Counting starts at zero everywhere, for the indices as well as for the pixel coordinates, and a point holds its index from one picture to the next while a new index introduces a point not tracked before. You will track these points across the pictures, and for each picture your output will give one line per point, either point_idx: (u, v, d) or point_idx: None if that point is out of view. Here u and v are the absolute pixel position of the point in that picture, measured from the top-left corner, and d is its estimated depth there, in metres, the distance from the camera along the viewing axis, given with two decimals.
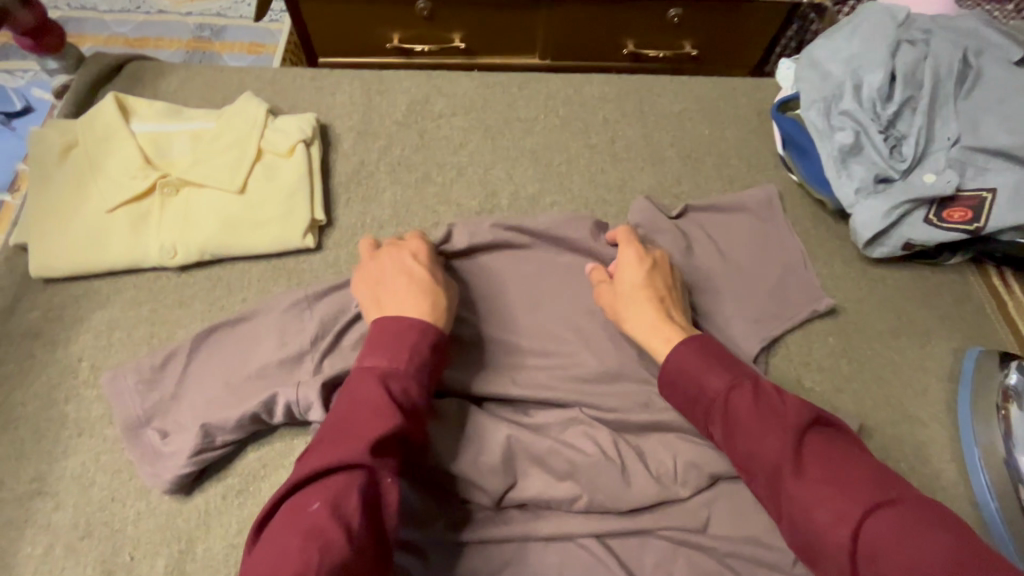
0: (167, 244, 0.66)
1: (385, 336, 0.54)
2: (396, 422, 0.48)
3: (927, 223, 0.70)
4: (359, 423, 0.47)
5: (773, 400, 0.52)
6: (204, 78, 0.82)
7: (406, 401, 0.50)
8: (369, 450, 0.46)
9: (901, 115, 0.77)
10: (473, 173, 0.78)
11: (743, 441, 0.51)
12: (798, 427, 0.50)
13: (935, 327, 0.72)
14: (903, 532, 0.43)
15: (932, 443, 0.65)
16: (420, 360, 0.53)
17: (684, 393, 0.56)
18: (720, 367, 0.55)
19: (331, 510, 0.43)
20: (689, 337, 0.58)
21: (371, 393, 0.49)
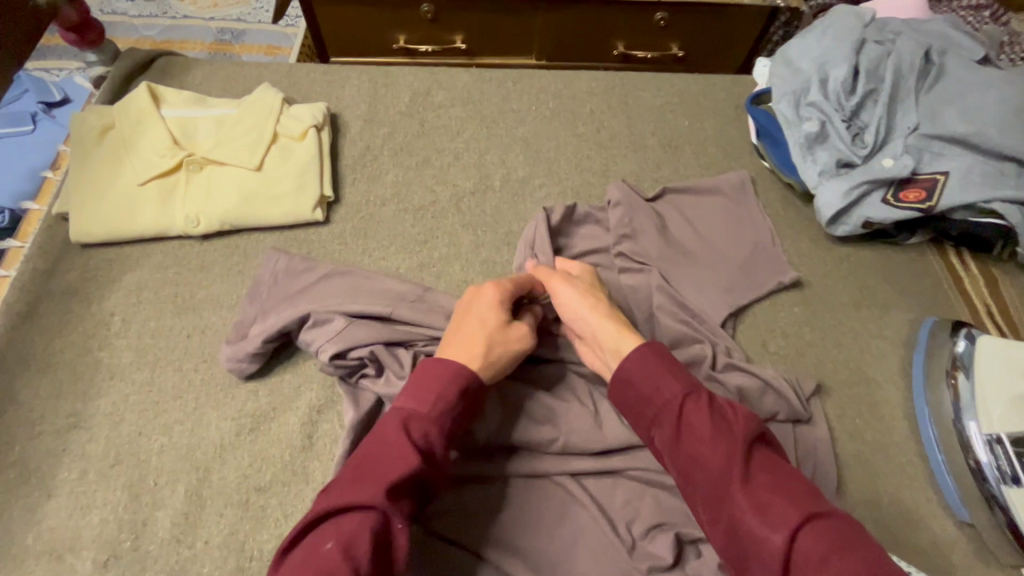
0: (191, 215, 0.73)
1: (423, 377, 0.55)
2: (413, 466, 0.49)
3: (885, 203, 0.76)
4: (381, 466, 0.49)
5: (725, 412, 0.53)
6: (226, 72, 0.90)
7: (425, 445, 0.51)
8: (385, 492, 0.47)
9: (864, 106, 0.83)
10: (468, 158, 0.85)
11: (693, 448, 0.51)
12: (748, 438, 0.51)
13: (895, 300, 0.77)
14: (833, 541, 0.45)
15: (886, 404, 0.70)
16: (448, 407, 0.53)
17: (639, 397, 0.56)
18: (678, 375, 0.56)
19: (343, 551, 0.43)
20: (649, 344, 0.59)
21: (394, 436, 0.50)
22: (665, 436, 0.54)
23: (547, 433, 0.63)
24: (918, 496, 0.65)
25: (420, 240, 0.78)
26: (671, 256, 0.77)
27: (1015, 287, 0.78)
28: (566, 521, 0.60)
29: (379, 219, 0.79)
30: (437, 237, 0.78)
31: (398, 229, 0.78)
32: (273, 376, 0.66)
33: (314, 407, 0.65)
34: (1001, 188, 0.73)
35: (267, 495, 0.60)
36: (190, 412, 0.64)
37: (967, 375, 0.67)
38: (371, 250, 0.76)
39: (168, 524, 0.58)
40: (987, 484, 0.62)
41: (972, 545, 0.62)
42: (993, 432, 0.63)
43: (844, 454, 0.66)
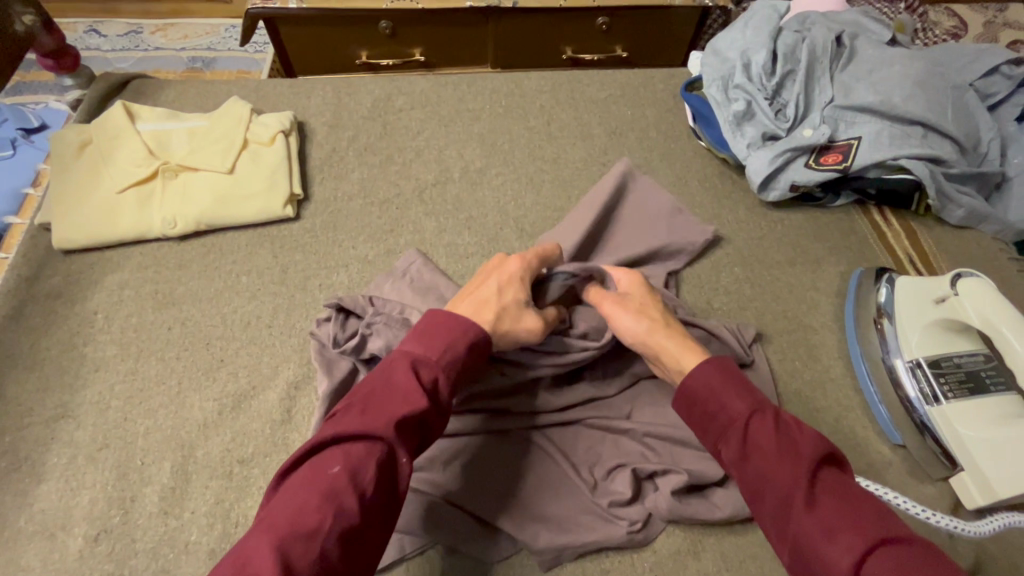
0: (168, 217, 0.78)
1: (434, 328, 0.57)
2: (419, 408, 0.52)
3: (808, 167, 0.84)
4: (389, 404, 0.52)
5: (792, 429, 0.53)
6: (197, 90, 0.97)
7: (432, 389, 0.54)
8: (393, 429, 0.50)
9: (785, 85, 0.91)
10: (429, 154, 0.92)
11: (757, 464, 0.52)
12: (816, 458, 0.50)
13: (826, 256, 0.84)
14: (904, 568, 0.43)
15: (823, 347, 0.76)
16: (455, 354, 0.56)
17: (703, 410, 0.57)
18: (744, 392, 0.56)
19: (350, 477, 0.47)
20: (715, 359, 0.59)
21: (402, 378, 0.53)
22: (729, 450, 0.54)
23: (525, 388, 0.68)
24: (855, 425, 0.70)
25: (386, 230, 0.83)
26: (605, 230, 0.82)
27: (933, 237, 0.86)
28: (535, 469, 0.64)
29: (346, 213, 0.84)
30: (402, 226, 0.84)
31: (365, 221, 0.84)
32: (251, 358, 0.70)
33: (291, 383, 0.69)
34: (907, 147, 0.82)
35: (250, 465, 0.63)
36: (173, 395, 0.67)
37: (890, 318, 0.73)
38: (340, 241, 0.81)
39: (155, 498, 0.61)
40: (913, 407, 0.68)
41: (906, 465, 0.67)
42: (913, 356, 0.69)
43: (787, 393, 0.72)
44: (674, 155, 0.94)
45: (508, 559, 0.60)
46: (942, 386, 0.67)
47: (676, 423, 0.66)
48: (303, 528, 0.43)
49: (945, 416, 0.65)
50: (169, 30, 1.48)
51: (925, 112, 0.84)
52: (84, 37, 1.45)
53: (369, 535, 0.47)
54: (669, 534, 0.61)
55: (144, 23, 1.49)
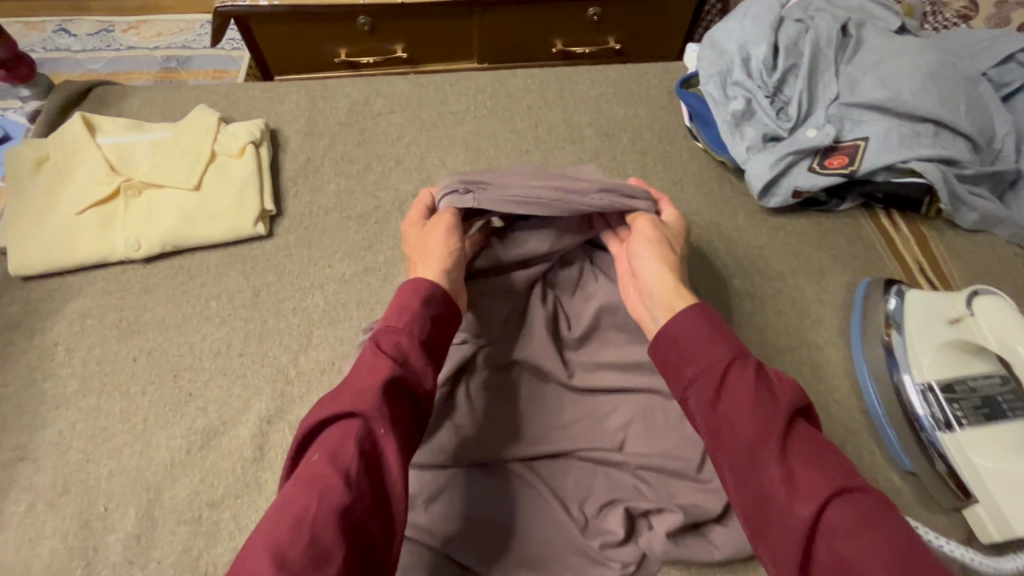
0: (131, 238, 0.73)
1: (395, 304, 0.58)
2: (388, 377, 0.51)
3: (811, 171, 0.79)
4: (357, 382, 0.51)
5: (770, 379, 0.52)
6: (164, 97, 0.91)
7: (399, 355, 0.54)
8: (362, 402, 0.50)
9: (787, 81, 0.86)
10: (409, 162, 0.87)
11: (729, 412, 0.51)
12: (790, 408, 0.50)
13: (830, 265, 0.79)
14: (864, 517, 0.44)
15: (827, 364, 0.72)
16: (416, 319, 0.57)
17: (679, 358, 0.55)
18: (725, 342, 0.54)
19: (330, 460, 0.47)
20: (702, 309, 0.57)
21: (368, 354, 0.54)
22: (700, 397, 0.53)
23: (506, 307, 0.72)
24: (862, 450, 0.66)
25: (364, 246, 0.78)
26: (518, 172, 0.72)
27: (944, 242, 0.81)
28: (521, 503, 0.61)
29: (322, 229, 0.80)
30: (381, 241, 0.79)
31: (342, 237, 0.79)
32: (222, 391, 0.67)
33: (264, 418, 0.65)
34: (918, 148, 0.76)
35: (220, 509, 0.60)
36: (139, 434, 0.64)
37: (899, 330, 0.69)
38: (316, 259, 0.77)
39: (119, 547, 0.57)
40: (924, 432, 0.64)
41: (916, 493, 0.63)
42: (925, 379, 0.65)
43: None
44: (668, 158, 0.89)
45: None
46: (955, 411, 0.63)
47: (671, 452, 0.63)
48: (290, 519, 0.43)
49: (958, 444, 0.62)
50: (142, 27, 1.42)
51: (937, 108, 0.78)
52: (53, 37, 1.39)
53: (368, 512, 0.46)
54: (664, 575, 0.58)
55: (115, 21, 1.43)
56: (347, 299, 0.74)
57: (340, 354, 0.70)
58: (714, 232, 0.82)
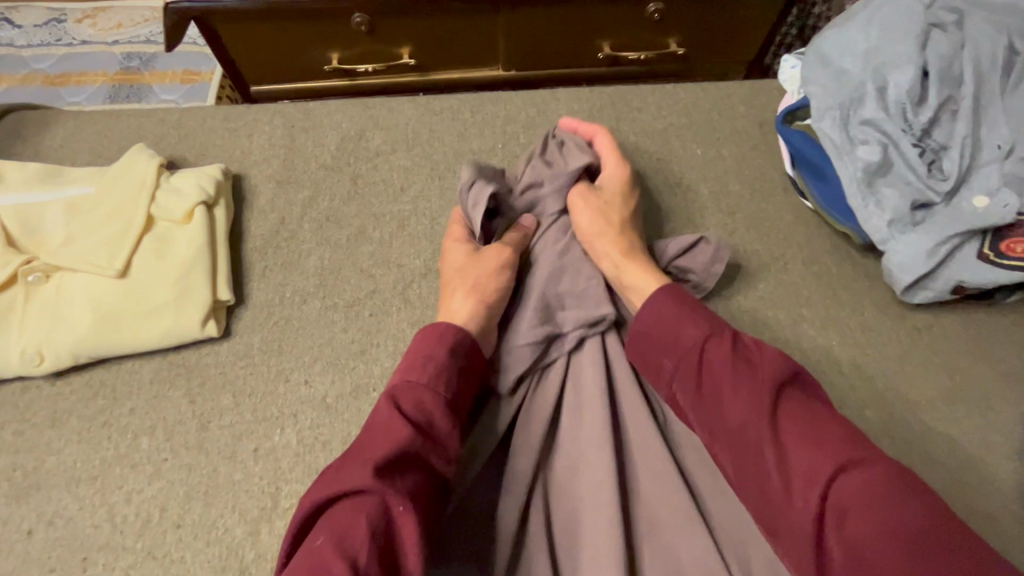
0: (30, 348, 0.53)
1: (413, 351, 0.49)
2: (405, 438, 0.42)
3: (982, 260, 0.56)
4: (368, 444, 0.42)
5: (749, 349, 0.46)
6: (96, 128, 0.70)
7: (422, 415, 0.44)
8: (375, 473, 0.40)
9: (938, 120, 0.62)
10: (417, 223, 0.65)
11: (710, 396, 0.45)
12: (776, 381, 0.43)
13: (999, 385, 0.57)
14: (873, 495, 0.37)
15: (1014, 548, 0.50)
16: (439, 367, 0.47)
17: (654, 345, 0.50)
18: (697, 315, 0.49)
19: (337, 548, 0.37)
20: (665, 286, 0.52)
21: (382, 411, 0.44)
22: (682, 388, 0.47)
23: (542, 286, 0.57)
24: None
25: (354, 351, 0.57)
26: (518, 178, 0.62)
27: None
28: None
29: (298, 324, 0.58)
30: (378, 344, 0.58)
31: (324, 336, 0.58)
32: None
33: None
34: None
35: None
36: None
37: None
38: (289, 372, 0.56)
39: None
40: None
41: None
42: None
43: None
44: (764, 220, 0.66)
45: None
46: None
47: None
48: None
49: None
50: (100, 17, 1.18)
51: None
52: None
53: None
54: None
55: (69, 9, 1.20)
56: (329, 434, 0.53)
57: None
58: (833, 333, 0.59)
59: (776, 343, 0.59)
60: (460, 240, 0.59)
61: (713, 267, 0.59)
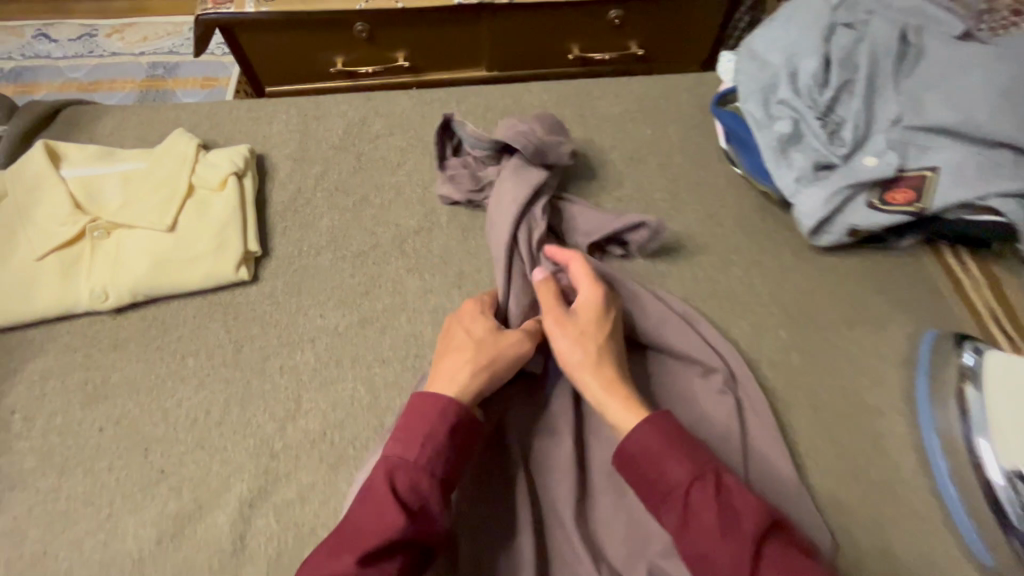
0: (98, 288, 0.65)
1: (411, 423, 0.54)
2: (394, 525, 0.48)
3: (871, 207, 0.69)
4: (363, 527, 0.49)
5: (733, 495, 0.48)
6: (140, 119, 0.82)
7: (414, 498, 0.51)
8: (363, 559, 0.47)
9: (840, 99, 0.75)
10: (412, 191, 0.77)
11: (694, 537, 0.48)
12: (757, 532, 0.46)
13: (890, 312, 0.70)
14: None
15: (891, 434, 0.63)
16: (435, 447, 0.53)
17: (641, 476, 0.52)
18: (682, 452, 0.51)
19: None
20: (651, 416, 0.54)
21: (378, 490, 0.50)
22: (670, 519, 0.50)
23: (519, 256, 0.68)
24: (935, 540, 0.57)
25: (360, 291, 0.70)
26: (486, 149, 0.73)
27: None
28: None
29: (313, 272, 0.71)
30: (380, 286, 0.70)
31: (336, 281, 0.70)
32: (198, 468, 0.59)
33: (246, 501, 0.57)
34: (998, 181, 0.66)
35: None
36: (103, 521, 0.56)
37: (976, 384, 0.60)
38: (307, 308, 0.68)
39: None
40: (1009, 520, 0.55)
41: None
42: (1013, 463, 0.55)
43: (847, 498, 0.59)
44: (702, 185, 0.79)
45: None
46: None
47: None
48: None
49: None
50: (127, 32, 1.33)
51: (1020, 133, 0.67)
52: (33, 43, 1.30)
53: None
54: None
55: (99, 25, 1.34)
56: (341, 355, 0.65)
57: (333, 422, 0.62)
58: (756, 273, 0.72)
59: (708, 282, 0.71)
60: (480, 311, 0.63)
61: (649, 245, 0.70)
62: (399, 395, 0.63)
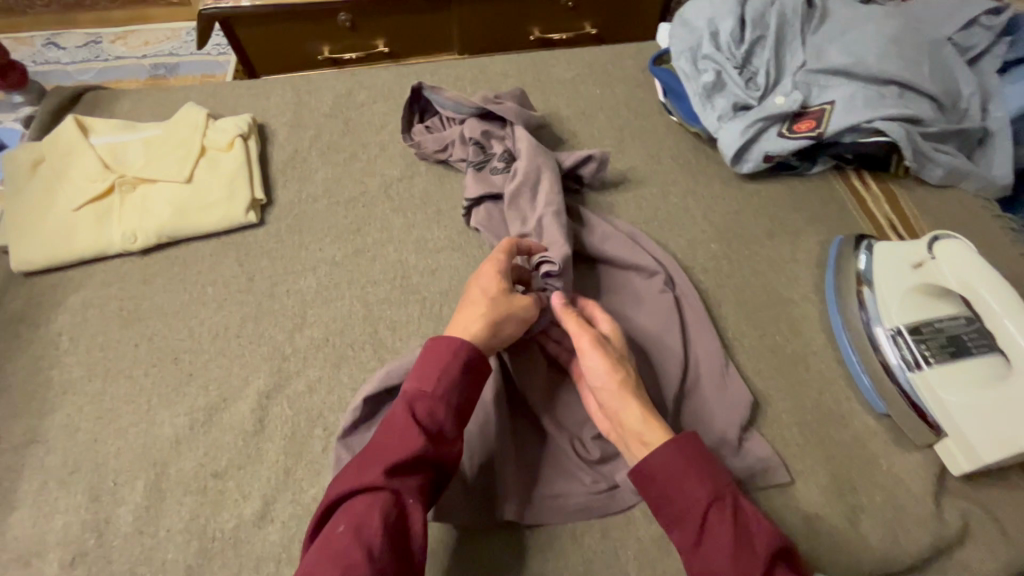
0: (128, 231, 0.76)
1: (430, 359, 0.58)
2: (417, 446, 0.52)
3: (781, 137, 0.82)
4: (386, 449, 0.52)
5: (749, 520, 0.51)
6: (153, 99, 0.94)
7: (433, 426, 0.55)
8: (390, 476, 0.51)
9: (755, 52, 0.88)
10: (394, 148, 0.89)
11: (708, 554, 0.50)
12: (768, 553, 0.49)
13: (804, 225, 0.82)
14: None
15: (804, 319, 0.74)
16: (451, 379, 0.57)
17: (659, 489, 0.54)
18: (703, 475, 0.53)
19: (353, 533, 0.47)
20: (677, 436, 0.55)
21: (400, 419, 0.54)
22: (682, 533, 0.52)
23: (516, 227, 0.76)
24: (840, 396, 0.69)
25: (353, 229, 0.81)
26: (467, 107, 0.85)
27: (913, 199, 0.84)
28: (532, 460, 0.65)
29: (312, 215, 0.82)
30: (370, 224, 0.82)
31: (331, 221, 0.82)
32: (222, 370, 0.69)
33: (263, 392, 0.68)
34: (882, 108, 0.79)
35: (224, 479, 0.63)
36: (144, 414, 0.66)
37: (869, 286, 0.71)
38: (308, 244, 0.80)
39: (130, 518, 0.60)
40: (898, 374, 0.66)
41: (890, 434, 0.66)
42: (893, 325, 0.68)
43: (767, 369, 0.71)
44: (644, 132, 0.91)
45: (490, 561, 0.59)
46: (925, 351, 0.65)
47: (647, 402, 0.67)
48: None
49: (929, 383, 0.64)
50: (130, 38, 1.45)
51: (900, 71, 0.81)
52: (43, 51, 1.43)
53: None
54: (649, 518, 0.61)
55: (104, 33, 1.46)
56: (339, 279, 0.77)
57: (334, 330, 0.73)
58: (690, 200, 0.84)
59: (651, 209, 0.83)
60: (503, 272, 0.65)
61: (599, 174, 0.83)
62: (389, 308, 0.74)
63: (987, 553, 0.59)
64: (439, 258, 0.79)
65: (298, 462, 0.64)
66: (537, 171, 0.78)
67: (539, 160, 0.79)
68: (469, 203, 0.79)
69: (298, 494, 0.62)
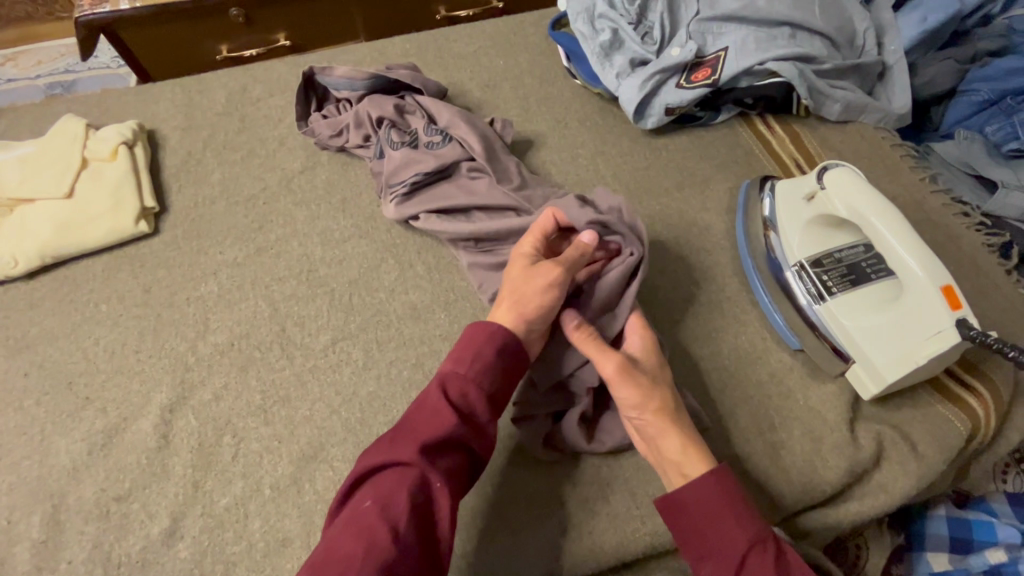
0: (6, 256, 0.71)
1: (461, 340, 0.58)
2: (449, 424, 0.52)
3: (679, 88, 0.81)
4: (420, 426, 0.52)
5: (792, 567, 0.49)
6: (31, 115, 0.89)
7: (465, 406, 0.54)
8: (421, 452, 0.50)
9: (650, 7, 0.88)
10: (294, 139, 0.86)
11: None
12: None
13: (713, 174, 0.82)
14: None
15: (718, 266, 0.74)
16: (484, 362, 0.56)
17: (693, 525, 0.52)
18: (744, 517, 0.51)
19: (382, 509, 0.47)
20: (718, 473, 0.53)
21: (433, 395, 0.54)
22: (714, 573, 0.51)
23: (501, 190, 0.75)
24: (757, 338, 0.69)
25: (255, 228, 0.78)
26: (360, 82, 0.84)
27: (817, 137, 0.85)
28: None
29: (211, 218, 0.79)
30: (272, 221, 0.78)
31: (230, 222, 0.78)
32: (120, 389, 0.66)
33: (166, 406, 0.65)
34: (773, 50, 0.80)
35: (128, 501, 0.59)
36: (37, 445, 0.63)
37: (774, 227, 0.71)
38: (207, 248, 0.76)
39: (27, 555, 0.57)
40: (804, 307, 0.67)
41: (805, 367, 0.67)
42: (796, 261, 0.68)
43: (684, 319, 0.70)
44: (551, 98, 0.90)
45: None
46: (826, 282, 0.66)
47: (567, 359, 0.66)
48: (339, 565, 0.44)
49: (830, 312, 0.64)
50: (21, 58, 1.37)
51: (788, 11, 0.81)
52: None
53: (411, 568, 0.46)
54: (575, 482, 0.61)
55: None
56: (241, 279, 0.74)
57: (239, 333, 0.70)
58: (600, 161, 0.83)
59: (562, 173, 0.82)
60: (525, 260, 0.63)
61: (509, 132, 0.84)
62: (296, 304, 0.72)
63: (902, 472, 0.60)
64: (347, 245, 0.76)
65: (207, 474, 0.61)
66: (489, 137, 0.79)
67: (481, 128, 0.80)
68: (419, 180, 0.76)
69: (209, 506, 0.59)
